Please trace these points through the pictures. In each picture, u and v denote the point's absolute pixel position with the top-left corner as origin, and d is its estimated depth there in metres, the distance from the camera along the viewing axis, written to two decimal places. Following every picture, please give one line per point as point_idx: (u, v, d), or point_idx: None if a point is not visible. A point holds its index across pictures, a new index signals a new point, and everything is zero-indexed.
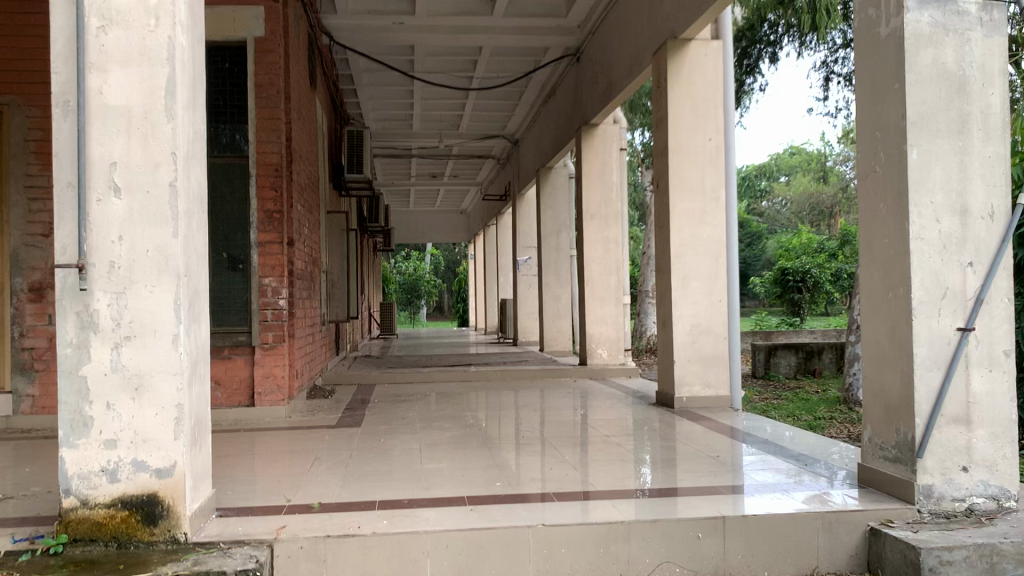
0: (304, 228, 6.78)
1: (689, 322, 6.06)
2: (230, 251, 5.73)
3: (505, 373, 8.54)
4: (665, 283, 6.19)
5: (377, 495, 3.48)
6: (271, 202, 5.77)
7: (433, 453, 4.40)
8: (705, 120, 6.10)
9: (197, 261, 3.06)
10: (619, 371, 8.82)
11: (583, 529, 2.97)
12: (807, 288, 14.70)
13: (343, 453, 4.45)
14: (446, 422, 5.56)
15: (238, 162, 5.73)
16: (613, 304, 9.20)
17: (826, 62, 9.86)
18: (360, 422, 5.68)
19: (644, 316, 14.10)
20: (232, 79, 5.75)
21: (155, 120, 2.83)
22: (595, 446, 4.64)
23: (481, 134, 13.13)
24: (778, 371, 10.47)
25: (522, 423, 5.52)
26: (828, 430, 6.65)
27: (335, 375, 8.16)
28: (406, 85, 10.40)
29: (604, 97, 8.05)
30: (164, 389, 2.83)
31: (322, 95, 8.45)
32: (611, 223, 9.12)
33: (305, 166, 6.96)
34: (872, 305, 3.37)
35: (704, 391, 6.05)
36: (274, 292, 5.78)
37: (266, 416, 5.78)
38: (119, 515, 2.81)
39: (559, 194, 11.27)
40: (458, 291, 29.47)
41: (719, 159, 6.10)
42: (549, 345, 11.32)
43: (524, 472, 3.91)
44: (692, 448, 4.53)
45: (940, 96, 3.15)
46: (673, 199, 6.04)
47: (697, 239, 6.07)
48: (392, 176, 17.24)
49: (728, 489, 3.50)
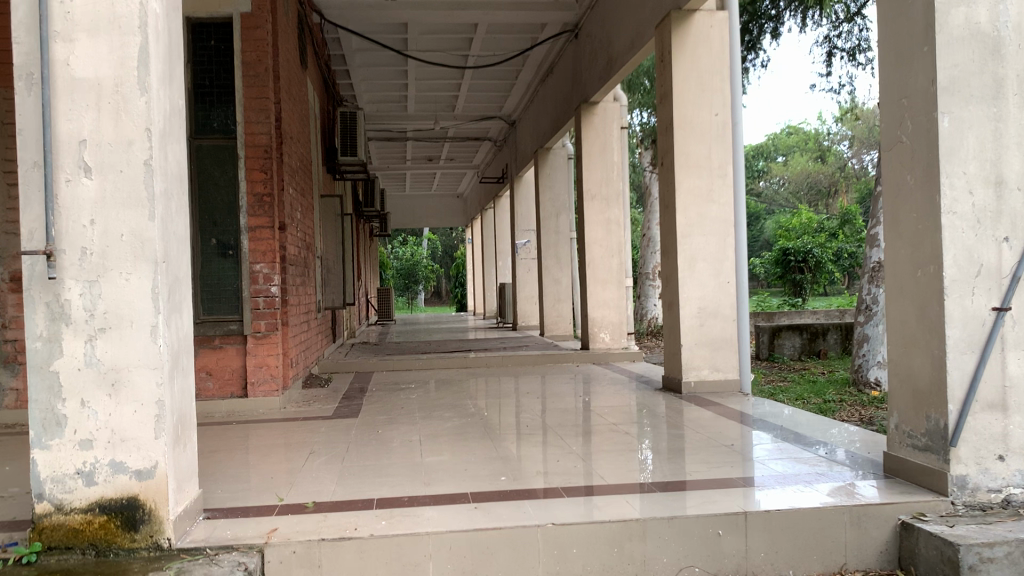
0: (296, 211, 6.55)
1: (696, 305, 5.88)
2: (219, 237, 5.49)
3: (506, 359, 8.35)
4: (671, 264, 5.99)
5: (375, 492, 3.28)
6: (261, 184, 5.56)
7: (434, 444, 4.20)
8: (710, 95, 5.88)
9: (178, 246, 2.85)
10: (622, 355, 8.62)
11: (596, 528, 2.77)
12: (809, 268, 14.41)
13: (340, 446, 4.25)
14: (445, 411, 5.36)
15: (226, 144, 5.48)
16: (615, 287, 9.00)
17: (828, 37, 9.57)
18: (358, 412, 5.48)
19: (646, 298, 13.91)
20: (219, 57, 5.47)
21: (127, 94, 2.61)
22: (602, 433, 4.44)
23: (477, 115, 12.87)
24: (783, 353, 10.29)
25: (525, 410, 5.32)
26: (839, 413, 6.47)
27: (332, 363, 7.96)
28: (401, 65, 10.15)
29: (604, 74, 7.82)
30: (142, 384, 2.62)
31: (313, 75, 8.19)
32: (612, 203, 8.91)
33: (297, 148, 6.73)
34: (898, 285, 3.17)
35: (712, 374, 5.86)
36: (265, 278, 5.58)
37: (260, 407, 5.58)
38: (96, 520, 2.61)
39: (558, 175, 11.04)
40: (456, 275, 29.26)
41: (726, 135, 5.88)
42: (550, 330, 11.12)
43: (531, 464, 3.72)
44: (704, 436, 4.34)
45: (973, 59, 2.93)
46: (679, 176, 5.82)
47: (704, 218, 5.87)
48: (387, 160, 17.00)
49: (747, 481, 3.31)
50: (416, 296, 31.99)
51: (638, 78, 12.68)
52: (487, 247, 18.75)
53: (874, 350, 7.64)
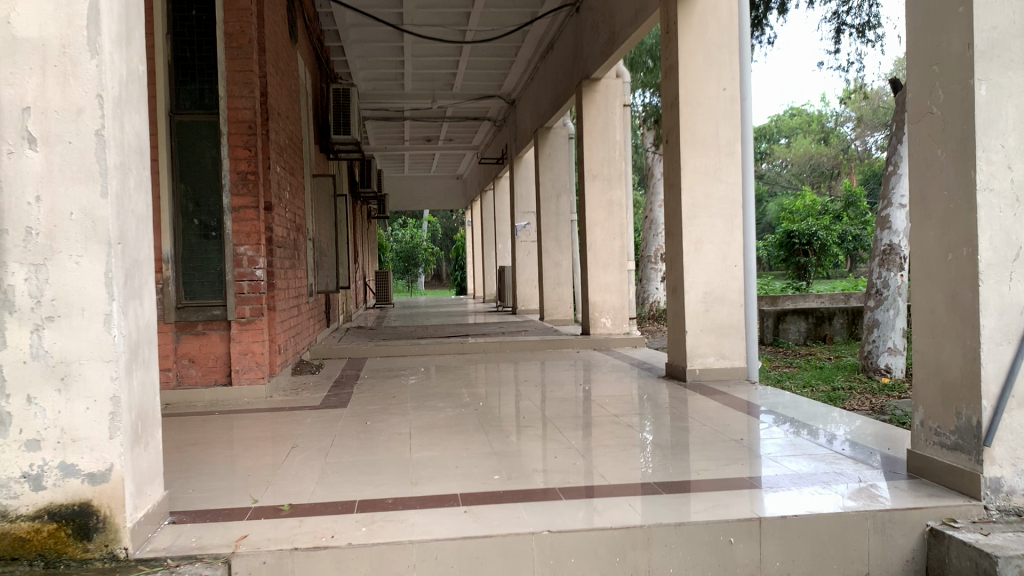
0: (284, 191, 6.28)
1: (702, 289, 5.63)
2: (202, 218, 5.20)
3: (503, 344, 8.10)
4: (676, 246, 5.73)
5: (358, 492, 3.04)
6: (245, 162, 5.35)
7: (423, 438, 3.95)
8: (717, 68, 5.59)
9: (137, 226, 2.59)
10: (623, 340, 8.35)
11: (596, 535, 2.53)
12: (813, 251, 14.08)
13: (325, 439, 4.00)
14: (439, 401, 5.11)
15: (208, 120, 5.18)
16: (617, 270, 8.73)
17: (836, 12, 9.26)
18: (347, 401, 5.24)
19: (648, 281, 13.65)
20: (200, 28, 5.14)
21: (76, 56, 2.34)
22: (602, 426, 4.19)
23: (476, 94, 12.58)
24: (787, 338, 10.04)
25: (521, 400, 5.07)
26: (849, 402, 6.23)
27: (324, 349, 7.71)
28: (397, 41, 9.86)
29: (606, 50, 7.54)
30: (96, 378, 2.37)
31: (304, 49, 7.91)
32: (614, 184, 8.62)
33: (285, 126, 6.47)
34: (926, 268, 2.91)
35: (719, 362, 5.61)
36: (250, 261, 5.38)
37: (245, 396, 5.34)
38: (46, 529, 2.37)
39: (558, 155, 10.75)
40: (456, 258, 29.03)
41: (734, 111, 5.61)
42: (549, 314, 10.88)
43: (529, 459, 3.47)
44: (710, 429, 4.09)
45: (1015, 20, 2.67)
46: (685, 154, 5.55)
47: (711, 198, 5.61)
48: (385, 140, 16.69)
49: (759, 480, 3.06)
50: (416, 279, 31.74)
51: (640, 56, 12.39)
52: (487, 229, 18.46)
53: (885, 336, 7.38)
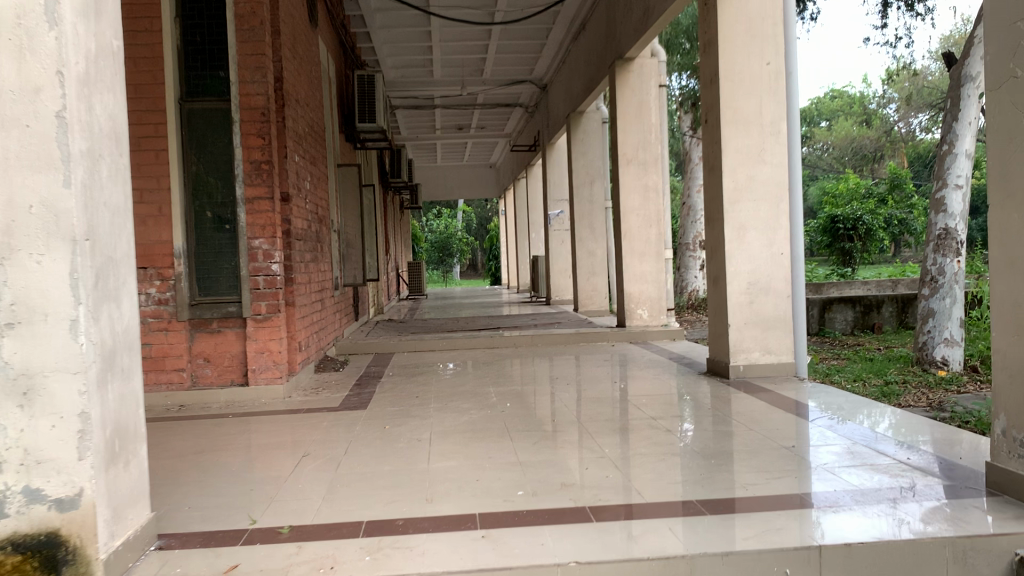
0: (304, 181, 6.01)
1: (746, 280, 5.25)
2: (215, 209, 4.99)
3: (536, 338, 7.77)
4: (717, 233, 5.35)
5: (367, 510, 2.75)
6: (258, 151, 5.04)
7: (444, 445, 3.64)
8: (761, 40, 5.19)
9: (111, 221, 2.32)
10: (662, 333, 7.98)
11: (632, 567, 2.21)
12: (858, 236, 13.50)
13: (340, 447, 3.72)
14: (463, 401, 4.81)
15: (221, 107, 4.95)
16: (654, 259, 8.35)
17: None
18: (367, 402, 4.96)
19: (686, 270, 13.23)
20: (209, 10, 4.90)
21: (32, 28, 2.06)
22: (640, 430, 3.85)
23: (506, 79, 12.24)
24: (834, 328, 9.60)
25: (553, 400, 4.74)
26: (904, 398, 5.81)
27: (350, 345, 7.46)
28: (424, 25, 9.57)
29: (639, 27, 7.17)
30: (61, 391, 2.10)
31: (326, 34, 7.65)
32: (650, 168, 8.24)
33: (305, 113, 6.19)
34: (1010, 256, 2.54)
35: (764, 358, 5.24)
36: (266, 255, 5.08)
37: (262, 397, 5.06)
38: (9, 562, 2.10)
39: (591, 140, 10.39)
40: (491, 248, 28.80)
41: (779, 87, 5.22)
42: (584, 306, 10.54)
43: (557, 471, 3.14)
44: (760, 434, 3.73)
45: None
46: (725, 134, 5.18)
47: (754, 181, 5.23)
48: (416, 129, 16.45)
49: (817, 498, 2.71)
50: (451, 269, 31.51)
51: (676, 38, 11.95)
52: (521, 217, 18.13)
53: (941, 326, 6.91)
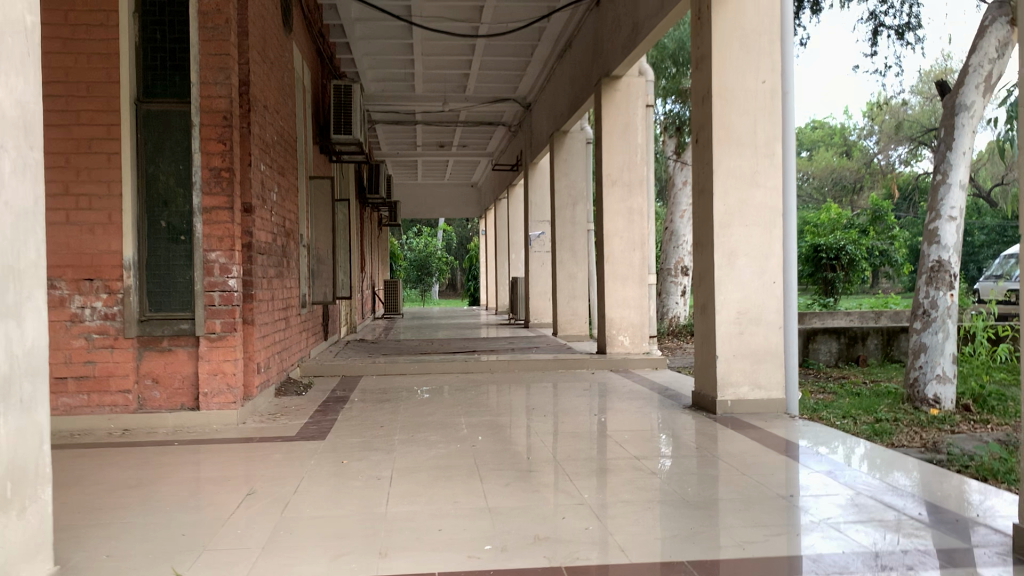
0: (270, 190, 5.69)
1: (735, 309, 4.96)
2: (170, 219, 4.64)
3: (513, 363, 7.44)
4: (706, 259, 5.06)
5: (311, 565, 2.39)
6: (219, 157, 4.70)
7: (406, 486, 3.29)
8: (757, 57, 4.94)
9: (14, 224, 1.97)
10: (643, 361, 7.68)
11: None
12: (842, 266, 13.31)
13: (292, 485, 3.37)
14: (432, 433, 4.46)
15: (180, 110, 4.62)
16: (637, 284, 8.07)
17: (874, 12, 8.61)
18: (327, 430, 4.60)
19: (667, 295, 12.95)
20: (172, 7, 4.59)
21: None
22: (622, 472, 3.51)
23: (490, 96, 11.98)
24: (817, 359, 9.33)
25: (528, 434, 4.40)
26: (896, 437, 5.52)
27: (315, 366, 7.09)
28: (406, 37, 9.29)
29: (628, 44, 6.91)
30: None
31: (302, 41, 7.36)
32: (634, 191, 7.98)
33: (273, 120, 5.84)
34: None
35: (752, 393, 4.94)
36: (223, 270, 4.72)
37: (213, 424, 4.68)
38: None
39: (574, 160, 10.12)
40: (471, 267, 28.48)
41: (774, 107, 4.97)
42: (563, 330, 10.24)
43: (531, 521, 2.80)
44: (753, 479, 3.41)
45: None
46: (717, 155, 4.90)
47: (746, 205, 4.95)
48: (397, 145, 16.15)
49: (820, 562, 2.40)
50: (429, 288, 31.14)
51: (662, 62, 11.82)
52: (502, 237, 17.83)
53: (933, 362, 6.64)
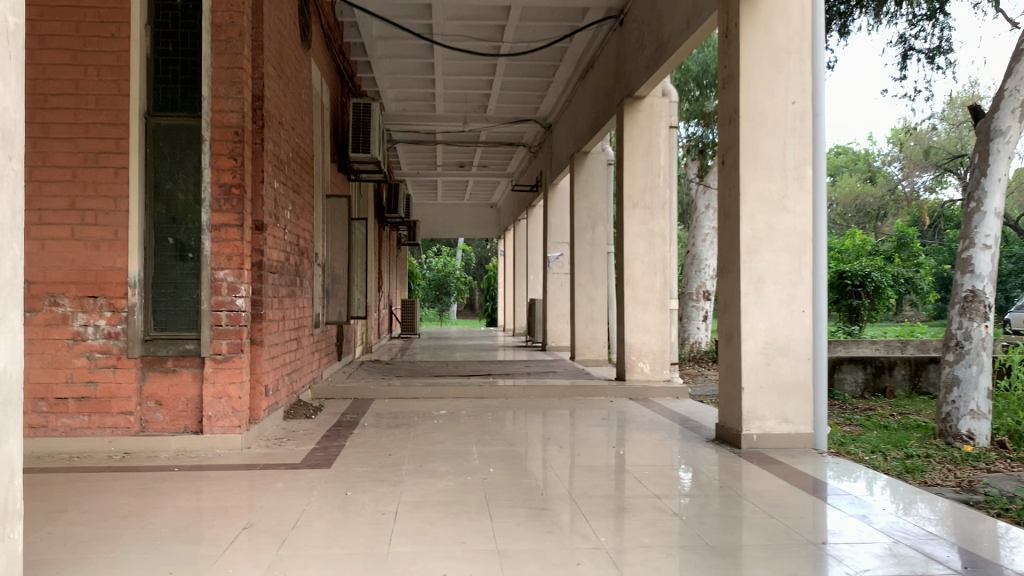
0: (284, 208, 5.57)
1: (762, 338, 4.74)
2: (178, 236, 4.52)
3: (529, 388, 7.24)
4: (731, 286, 4.86)
5: None
6: (229, 174, 4.53)
7: (411, 522, 3.10)
8: (786, 78, 4.76)
9: None
10: (664, 389, 7.44)
11: None
12: (867, 293, 13.01)
13: (291, 517, 3.19)
14: (442, 463, 4.27)
15: (193, 124, 4.54)
16: (658, 309, 7.86)
17: (904, 36, 8.41)
18: (333, 458, 4.43)
19: (688, 320, 12.70)
20: (185, 19, 4.51)
21: None
22: (640, 512, 3.31)
23: (511, 116, 11.87)
24: (842, 389, 9.05)
25: (544, 467, 4.20)
26: (929, 474, 5.26)
27: (327, 389, 6.94)
28: (428, 56, 9.21)
29: (651, 64, 6.76)
30: None
31: (321, 58, 7.28)
32: (656, 213, 7.78)
33: (288, 136, 5.73)
34: None
35: (779, 427, 4.73)
36: (231, 289, 4.56)
37: (217, 448, 4.51)
38: None
39: (595, 181, 9.95)
40: (490, 288, 28.35)
41: (803, 129, 4.79)
42: (582, 354, 10.03)
43: (543, 567, 2.59)
44: (781, 523, 3.19)
45: None
46: (743, 178, 4.72)
47: (774, 230, 4.75)
48: (418, 165, 16.10)
49: None
50: (448, 308, 31.02)
51: (686, 84, 11.67)
52: (521, 259, 17.67)
53: (966, 397, 6.35)
